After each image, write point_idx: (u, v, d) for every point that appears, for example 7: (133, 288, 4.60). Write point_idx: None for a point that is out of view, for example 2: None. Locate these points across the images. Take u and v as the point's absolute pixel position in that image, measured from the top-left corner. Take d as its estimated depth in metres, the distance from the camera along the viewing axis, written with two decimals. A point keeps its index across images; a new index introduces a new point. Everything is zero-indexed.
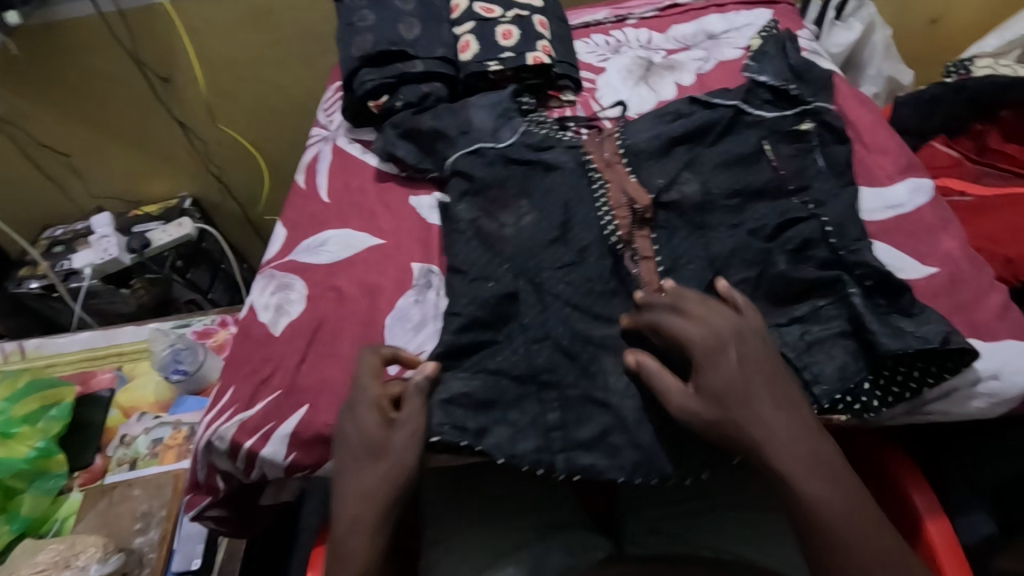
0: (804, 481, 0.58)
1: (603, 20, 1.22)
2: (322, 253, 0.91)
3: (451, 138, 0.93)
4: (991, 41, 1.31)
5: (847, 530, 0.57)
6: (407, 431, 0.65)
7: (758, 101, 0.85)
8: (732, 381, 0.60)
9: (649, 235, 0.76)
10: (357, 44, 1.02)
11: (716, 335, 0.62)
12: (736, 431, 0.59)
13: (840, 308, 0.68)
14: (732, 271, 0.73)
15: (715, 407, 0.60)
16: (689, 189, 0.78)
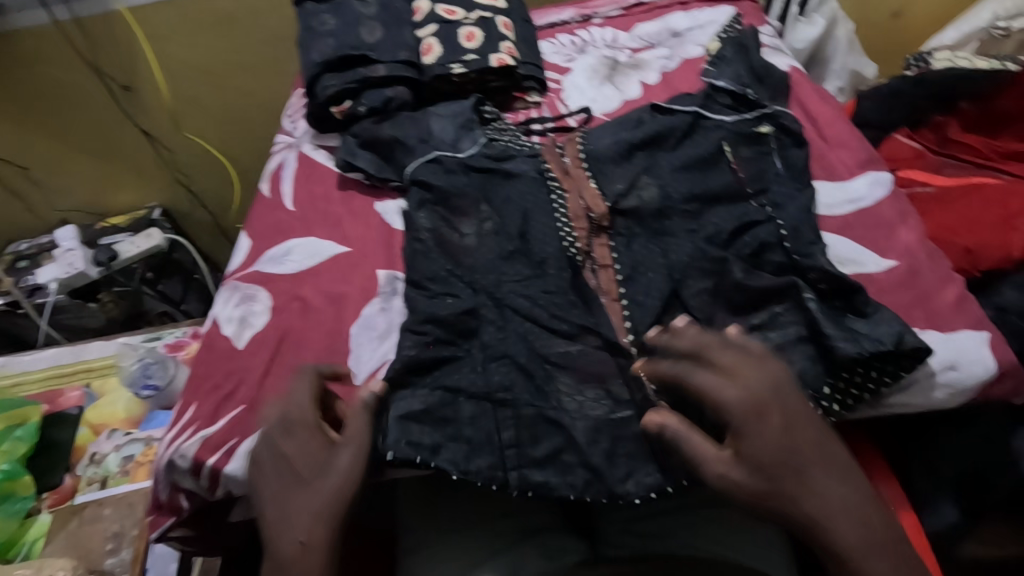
0: (861, 558, 0.54)
1: (568, 20, 1.22)
2: (286, 262, 0.89)
3: (410, 147, 0.94)
4: (950, 34, 1.34)
5: None
6: (351, 451, 0.61)
7: (717, 106, 0.88)
8: (780, 449, 0.55)
9: (608, 244, 0.78)
10: (318, 49, 1.01)
11: (754, 396, 0.57)
12: (789, 501, 0.55)
13: (794, 310, 0.69)
14: (689, 284, 0.73)
15: (761, 478, 0.55)
16: (647, 195, 0.80)
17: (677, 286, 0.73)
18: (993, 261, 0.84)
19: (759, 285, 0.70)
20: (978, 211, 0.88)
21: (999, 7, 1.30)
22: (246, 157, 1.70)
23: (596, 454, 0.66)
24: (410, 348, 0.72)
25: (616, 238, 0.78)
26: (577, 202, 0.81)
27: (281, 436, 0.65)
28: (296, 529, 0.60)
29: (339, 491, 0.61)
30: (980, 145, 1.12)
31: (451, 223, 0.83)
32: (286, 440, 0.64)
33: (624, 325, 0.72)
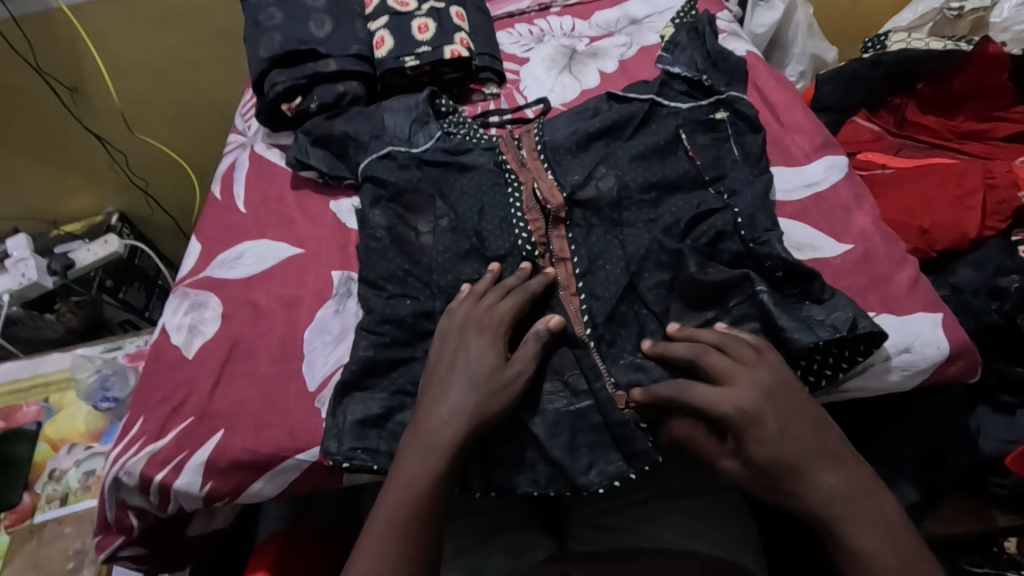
0: (855, 536, 0.55)
1: (526, 9, 1.19)
2: (237, 267, 0.86)
3: (363, 143, 0.91)
4: (906, 15, 1.36)
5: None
6: (444, 408, 0.62)
7: (673, 93, 0.87)
8: (779, 449, 0.56)
9: (564, 235, 0.76)
10: (264, 44, 0.97)
11: (750, 403, 0.57)
12: (790, 492, 0.56)
13: (750, 299, 0.68)
14: (647, 275, 0.72)
15: (763, 477, 0.56)
16: (605, 184, 0.78)
17: (634, 277, 0.72)
18: (949, 241, 0.85)
19: (716, 273, 0.69)
20: (933, 190, 0.89)
21: None
22: (203, 159, 1.66)
23: (557, 448, 0.64)
24: (367, 348, 0.70)
25: (573, 229, 0.77)
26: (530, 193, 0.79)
27: (465, 336, 0.66)
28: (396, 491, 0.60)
29: (494, 400, 0.63)
30: (937, 126, 1.13)
31: (406, 220, 0.81)
32: (467, 338, 0.66)
33: (581, 317, 0.71)
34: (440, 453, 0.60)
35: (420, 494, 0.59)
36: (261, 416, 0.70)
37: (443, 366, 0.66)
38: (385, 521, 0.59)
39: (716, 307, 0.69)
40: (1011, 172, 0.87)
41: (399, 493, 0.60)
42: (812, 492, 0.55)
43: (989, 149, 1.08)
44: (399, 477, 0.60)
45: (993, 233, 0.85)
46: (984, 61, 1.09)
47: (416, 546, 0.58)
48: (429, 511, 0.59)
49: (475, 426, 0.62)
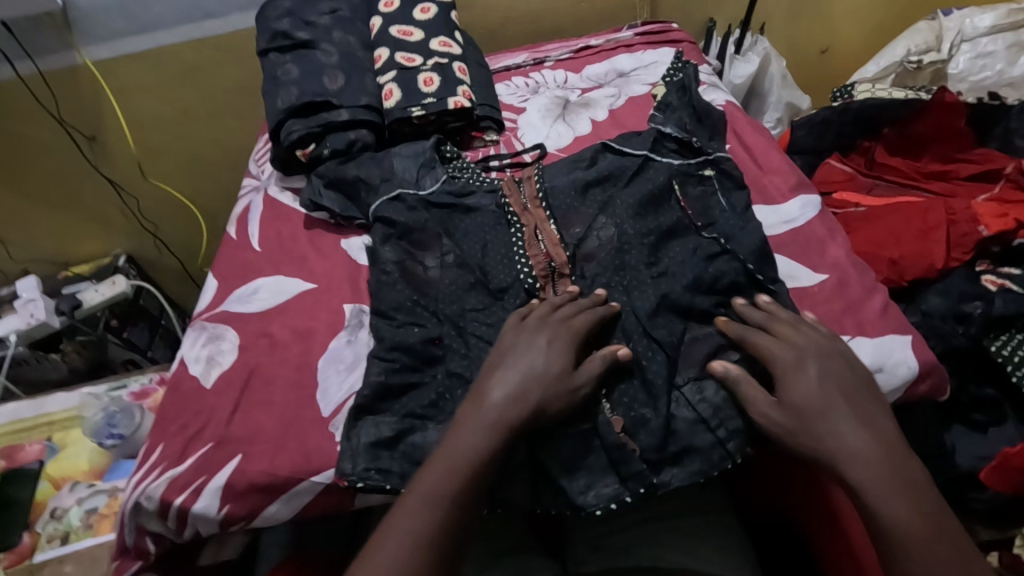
0: (878, 496, 0.59)
1: (522, 63, 1.29)
2: (253, 301, 0.92)
3: (374, 186, 0.98)
4: (870, 67, 1.46)
5: (925, 549, 0.56)
6: (507, 387, 0.67)
7: (664, 151, 0.94)
8: (814, 395, 0.64)
9: (569, 278, 0.82)
10: (282, 97, 1.05)
11: (797, 353, 0.67)
12: (819, 435, 0.62)
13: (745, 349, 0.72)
14: (659, 328, 0.74)
15: (795, 417, 0.64)
16: (605, 235, 0.85)
17: (647, 326, 0.74)
18: (918, 272, 0.91)
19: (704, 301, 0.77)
20: (901, 227, 0.97)
21: (911, 44, 1.43)
22: (213, 204, 1.73)
23: (555, 467, 0.67)
24: (380, 373, 0.74)
25: (574, 266, 0.83)
26: (531, 234, 0.86)
27: (539, 337, 0.70)
28: (458, 447, 0.64)
29: (557, 397, 0.66)
30: (904, 167, 1.23)
31: (415, 254, 0.87)
32: (539, 339, 0.70)
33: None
34: (493, 434, 0.64)
35: (466, 464, 0.63)
36: (279, 441, 0.74)
37: (512, 350, 0.70)
38: (433, 485, 0.62)
39: (716, 356, 0.72)
40: (971, 209, 0.96)
41: (451, 454, 0.64)
42: (834, 442, 0.62)
43: (953, 188, 1.17)
44: (450, 441, 0.65)
45: (958, 263, 0.92)
46: (942, 108, 1.20)
47: (456, 495, 0.62)
48: (468, 480, 0.63)
49: (532, 418, 0.65)
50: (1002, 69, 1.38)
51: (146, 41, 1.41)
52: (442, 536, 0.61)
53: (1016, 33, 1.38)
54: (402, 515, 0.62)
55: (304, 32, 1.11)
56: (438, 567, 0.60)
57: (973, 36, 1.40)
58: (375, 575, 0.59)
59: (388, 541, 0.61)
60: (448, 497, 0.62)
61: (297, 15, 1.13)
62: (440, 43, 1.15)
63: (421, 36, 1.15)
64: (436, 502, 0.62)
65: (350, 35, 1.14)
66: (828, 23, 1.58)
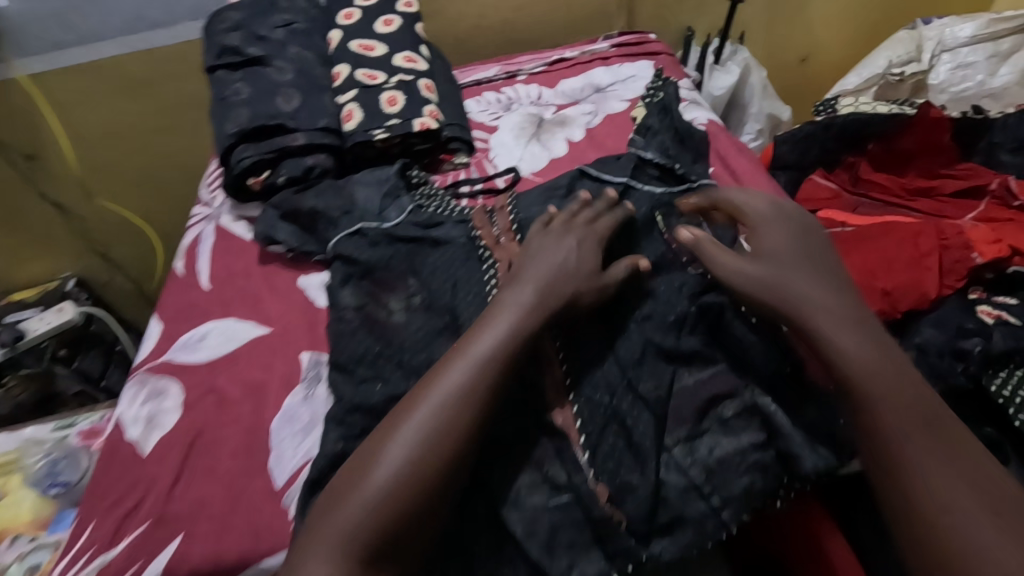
0: (836, 332, 0.61)
1: (493, 77, 1.22)
2: (200, 349, 0.83)
3: (334, 219, 0.90)
4: (851, 79, 1.42)
5: (883, 384, 0.58)
6: (534, 282, 0.69)
7: (645, 178, 0.88)
8: (781, 245, 0.70)
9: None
10: (230, 119, 0.96)
11: (764, 213, 0.75)
12: (777, 273, 0.67)
13: (739, 400, 0.66)
14: (643, 381, 0.68)
15: (762, 263, 0.69)
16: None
17: (631, 379, 0.68)
18: (912, 302, 0.88)
19: (690, 342, 0.70)
20: (892, 254, 0.94)
21: (893, 55, 1.40)
22: (169, 224, 1.63)
23: (534, 548, 0.60)
24: (336, 441, 0.66)
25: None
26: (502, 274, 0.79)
27: (567, 236, 0.75)
28: (488, 343, 0.63)
29: (591, 290, 0.71)
30: (890, 183, 1.19)
31: (377, 297, 0.79)
32: (569, 237, 0.75)
33: (564, 382, 0.69)
34: (506, 337, 0.63)
35: (471, 368, 0.62)
36: (224, 517, 0.66)
37: (542, 250, 0.73)
38: (458, 379, 0.61)
39: (709, 412, 0.66)
40: (962, 235, 0.93)
41: (480, 347, 0.63)
42: (794, 279, 0.66)
43: (939, 206, 1.14)
44: (486, 337, 0.64)
45: (950, 292, 0.89)
46: (927, 124, 1.16)
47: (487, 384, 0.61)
48: (474, 384, 0.61)
49: (564, 309, 0.68)
50: (982, 80, 1.35)
51: (85, 53, 1.30)
52: (475, 419, 0.59)
53: (996, 43, 1.35)
54: (418, 413, 0.59)
55: (255, 47, 1.03)
56: (464, 446, 0.58)
57: (953, 46, 1.37)
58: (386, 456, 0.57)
59: (393, 441, 0.59)
60: (453, 398, 0.60)
61: (247, 29, 1.04)
62: (405, 58, 1.07)
63: (384, 51, 1.07)
64: (462, 394, 0.60)
65: (307, 50, 1.05)
66: (808, 31, 1.54)
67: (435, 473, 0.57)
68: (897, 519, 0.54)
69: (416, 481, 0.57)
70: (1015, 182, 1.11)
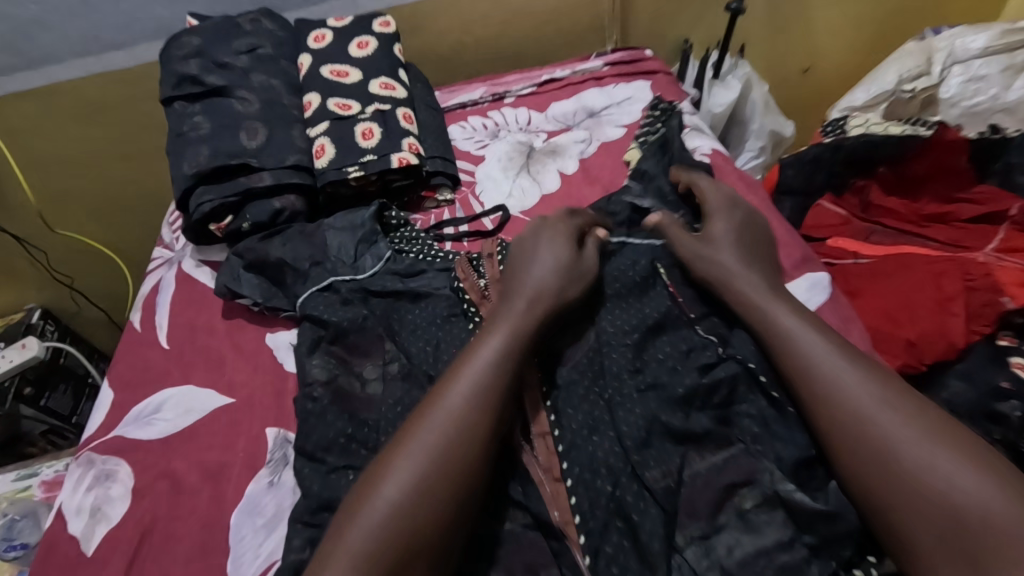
0: (780, 310, 0.65)
1: (479, 99, 1.14)
2: (154, 425, 0.75)
3: (302, 271, 0.81)
4: (859, 95, 1.36)
5: (828, 361, 0.60)
6: (519, 285, 0.68)
7: (643, 229, 0.83)
8: (735, 228, 0.74)
9: (540, 390, 0.67)
10: (189, 158, 0.88)
11: (725, 199, 0.78)
12: (726, 253, 0.72)
13: (759, 488, 0.58)
14: (649, 465, 0.61)
15: (713, 245, 0.73)
16: (581, 333, 0.72)
17: (635, 465, 0.61)
18: (938, 354, 0.81)
19: (701, 421, 0.63)
20: (912, 295, 0.86)
21: (902, 69, 1.34)
22: (139, 251, 1.54)
23: None
24: (302, 548, 0.58)
25: (546, 371, 0.69)
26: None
27: (539, 239, 0.73)
28: (484, 350, 0.62)
29: (575, 282, 0.70)
30: (904, 209, 1.11)
31: (349, 365, 0.71)
32: (540, 237, 0.73)
33: (554, 450, 0.64)
34: (506, 354, 0.62)
35: (474, 387, 0.60)
36: None
37: (519, 255, 0.72)
38: (456, 383, 0.60)
39: (725, 504, 0.58)
40: (989, 275, 0.86)
41: (481, 356, 0.62)
42: (736, 260, 0.71)
43: (957, 236, 1.05)
44: (485, 347, 0.63)
45: (979, 337, 0.82)
46: (942, 147, 1.08)
47: (484, 383, 0.60)
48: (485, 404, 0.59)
49: (556, 304, 0.67)
50: (996, 94, 1.26)
51: (37, 78, 1.20)
52: (465, 420, 0.58)
53: (1010, 55, 1.26)
54: (416, 430, 0.58)
55: (216, 76, 0.94)
56: (472, 450, 0.57)
57: (964, 58, 1.28)
58: (390, 469, 0.56)
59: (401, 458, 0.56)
60: (464, 416, 0.58)
61: (208, 56, 0.95)
62: (381, 84, 0.98)
63: (358, 77, 0.98)
64: (461, 399, 0.59)
65: (273, 77, 0.96)
66: (811, 41, 1.46)
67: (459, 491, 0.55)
68: (881, 485, 0.53)
69: (435, 499, 0.54)
70: None
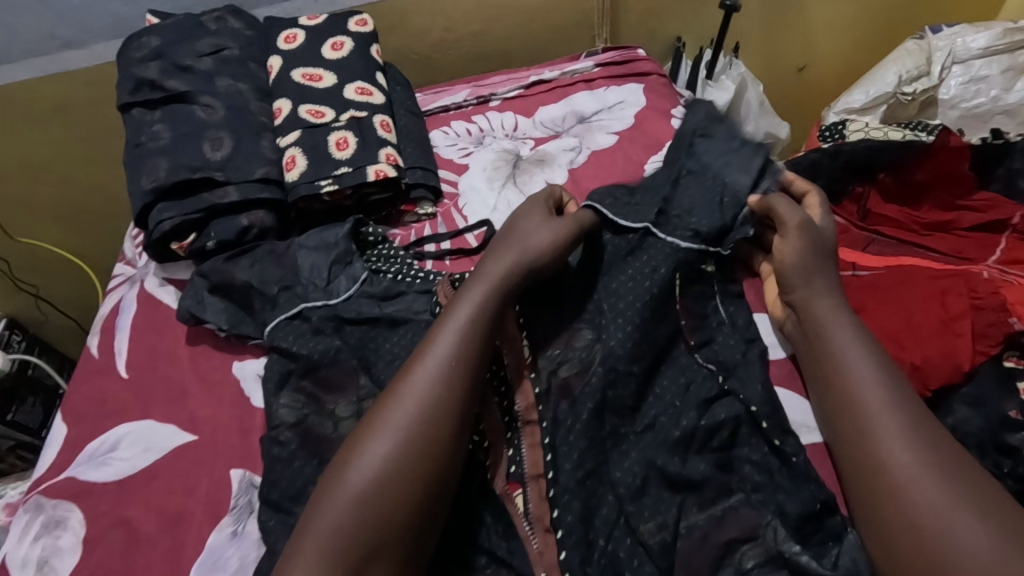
0: (839, 330, 0.62)
1: (462, 103, 1.08)
2: (109, 465, 0.69)
3: (271, 296, 0.76)
4: (857, 96, 1.26)
5: (877, 395, 0.57)
6: (498, 256, 0.67)
7: (670, 224, 0.74)
8: (828, 246, 0.70)
9: (539, 425, 0.64)
10: (147, 172, 0.81)
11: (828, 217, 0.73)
12: (818, 262, 0.67)
13: (762, 547, 0.56)
14: (645, 517, 0.59)
15: (809, 248, 0.68)
16: (588, 355, 0.67)
17: (629, 517, 0.59)
18: (943, 377, 0.76)
19: (699, 466, 0.61)
20: (916, 315, 0.81)
21: (902, 70, 1.26)
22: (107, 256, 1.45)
23: None
24: None
25: (546, 404, 0.65)
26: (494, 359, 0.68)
27: (518, 219, 0.72)
28: (461, 318, 0.62)
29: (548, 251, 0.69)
30: (902, 217, 1.07)
31: (320, 403, 0.65)
32: (517, 217, 0.72)
33: (546, 496, 0.60)
34: (476, 323, 0.62)
35: (445, 361, 0.59)
36: None
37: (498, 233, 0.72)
38: (433, 357, 0.59)
39: (725, 561, 0.56)
40: (997, 293, 0.80)
41: (455, 323, 0.61)
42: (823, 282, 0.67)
43: (957, 244, 1.01)
44: (461, 315, 0.62)
45: (984, 358, 0.77)
46: (947, 153, 1.03)
47: (456, 352, 0.60)
48: (454, 381, 0.58)
49: (526, 269, 0.67)
50: (996, 95, 1.23)
51: None
52: (443, 391, 0.58)
53: (1012, 55, 1.23)
54: (396, 410, 0.57)
55: (177, 80, 0.87)
56: (446, 425, 0.57)
57: (964, 58, 1.24)
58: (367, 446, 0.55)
59: (375, 432, 0.56)
60: (435, 396, 0.57)
61: (168, 58, 0.88)
62: (357, 89, 0.92)
63: (333, 81, 0.92)
64: (438, 374, 0.58)
65: (240, 81, 0.90)
66: (807, 38, 1.41)
67: (423, 480, 0.55)
68: (896, 523, 0.51)
69: (407, 477, 0.54)
70: None
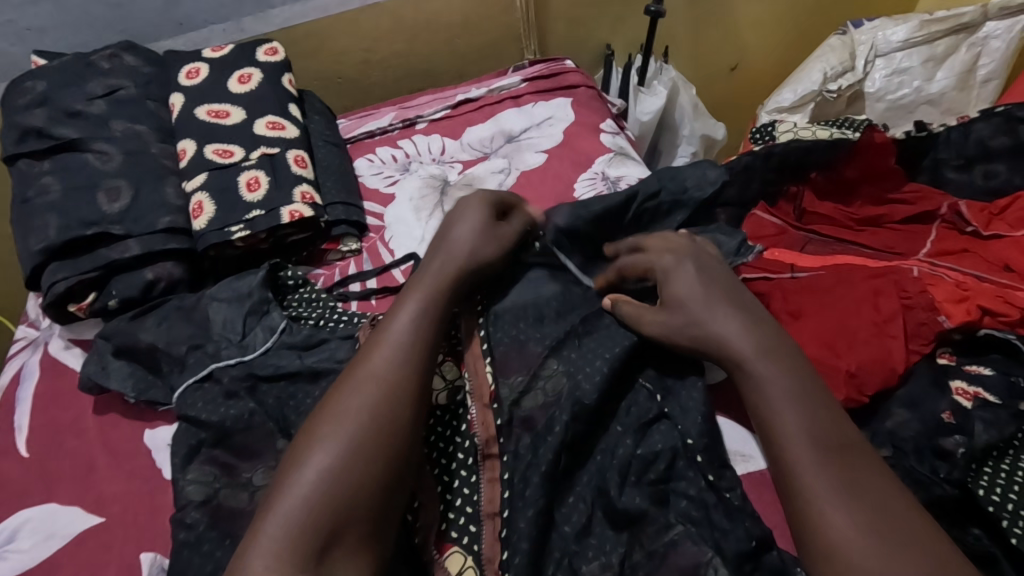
0: (751, 364, 0.58)
1: (387, 127, 1.03)
2: (5, 560, 0.62)
3: (180, 358, 0.71)
4: (787, 95, 1.26)
5: (801, 433, 0.54)
6: (457, 247, 0.66)
7: None
8: (693, 288, 0.64)
9: (500, 458, 0.61)
10: (36, 231, 0.76)
11: (674, 255, 0.67)
12: (694, 332, 0.62)
13: None
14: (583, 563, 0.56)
15: (677, 312, 0.63)
16: (555, 388, 0.64)
17: (571, 558, 0.56)
18: (879, 383, 0.73)
19: (635, 500, 0.58)
20: (850, 319, 0.78)
21: (827, 67, 1.26)
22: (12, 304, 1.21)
23: None
24: None
25: (507, 437, 0.62)
26: (452, 391, 0.66)
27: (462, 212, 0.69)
28: (406, 318, 0.59)
29: (493, 247, 0.68)
30: (837, 215, 1.01)
31: (235, 473, 0.61)
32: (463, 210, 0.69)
33: (499, 536, 0.57)
34: (427, 317, 0.59)
35: (394, 364, 0.56)
36: None
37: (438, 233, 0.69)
38: (381, 360, 0.56)
39: None
40: (926, 292, 0.80)
41: (405, 325, 0.58)
42: (713, 327, 0.61)
43: (888, 240, 0.98)
44: (402, 317, 0.59)
45: (918, 357, 0.76)
46: (871, 151, 0.98)
47: (404, 346, 0.57)
48: (406, 379, 0.55)
49: (473, 263, 0.65)
50: (919, 86, 1.25)
51: None
52: (397, 387, 0.54)
53: (931, 46, 1.23)
54: (346, 410, 0.53)
55: (68, 127, 0.81)
56: (399, 420, 0.53)
57: (885, 51, 1.25)
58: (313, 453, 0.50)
59: (323, 433, 0.52)
60: (391, 390, 0.54)
61: (56, 104, 0.82)
62: (268, 124, 0.87)
63: (241, 117, 0.87)
64: (384, 375, 0.55)
65: (139, 123, 0.84)
66: (735, 37, 1.41)
67: (384, 479, 0.51)
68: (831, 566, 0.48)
69: (356, 481, 0.49)
70: (965, 206, 0.96)
